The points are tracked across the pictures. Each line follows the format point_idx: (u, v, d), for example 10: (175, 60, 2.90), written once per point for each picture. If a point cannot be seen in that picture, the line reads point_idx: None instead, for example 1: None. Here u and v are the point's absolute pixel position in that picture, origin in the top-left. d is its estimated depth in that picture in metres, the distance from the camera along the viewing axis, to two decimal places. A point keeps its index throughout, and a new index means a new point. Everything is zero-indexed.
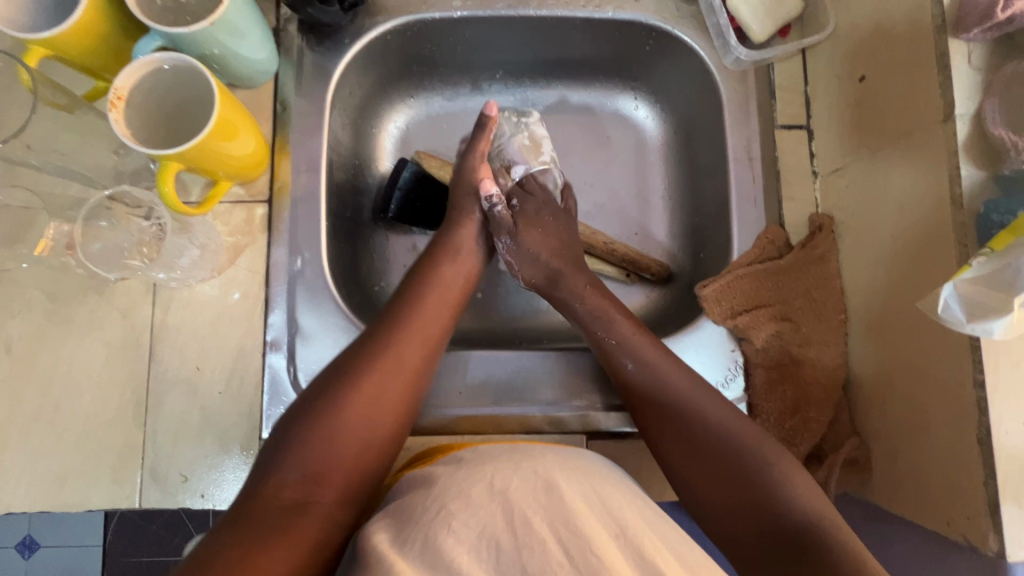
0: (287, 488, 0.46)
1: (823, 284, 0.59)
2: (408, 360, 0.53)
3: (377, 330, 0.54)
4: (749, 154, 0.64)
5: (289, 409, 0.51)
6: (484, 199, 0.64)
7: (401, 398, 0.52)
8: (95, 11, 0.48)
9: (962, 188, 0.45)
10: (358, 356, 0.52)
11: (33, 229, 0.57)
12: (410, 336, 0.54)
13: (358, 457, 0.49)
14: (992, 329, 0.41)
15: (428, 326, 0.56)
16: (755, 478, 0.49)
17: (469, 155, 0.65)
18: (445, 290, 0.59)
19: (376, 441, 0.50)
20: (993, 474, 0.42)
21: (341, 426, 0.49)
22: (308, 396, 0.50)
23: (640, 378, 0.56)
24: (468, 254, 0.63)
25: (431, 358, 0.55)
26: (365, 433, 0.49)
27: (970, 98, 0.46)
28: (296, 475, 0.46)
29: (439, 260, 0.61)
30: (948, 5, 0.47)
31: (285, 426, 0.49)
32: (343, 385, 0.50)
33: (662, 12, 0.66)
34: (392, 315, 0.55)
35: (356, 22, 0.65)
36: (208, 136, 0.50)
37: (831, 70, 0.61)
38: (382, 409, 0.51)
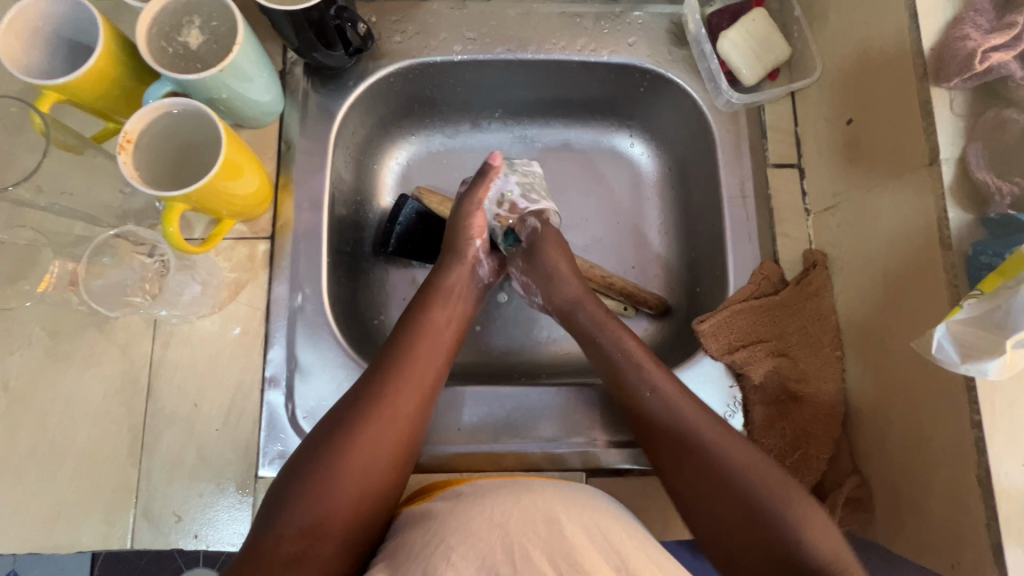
0: (287, 542, 0.46)
1: (819, 320, 0.60)
2: (402, 407, 0.53)
3: (372, 378, 0.54)
4: (742, 192, 0.66)
5: (291, 458, 0.50)
6: (481, 238, 0.66)
7: (397, 448, 0.51)
8: (109, 57, 0.50)
9: (951, 230, 0.46)
10: (356, 406, 0.52)
11: (37, 266, 0.59)
12: (406, 384, 0.54)
13: (356, 508, 0.49)
14: (987, 369, 0.42)
15: (424, 372, 0.56)
16: (768, 512, 0.49)
17: (468, 200, 0.65)
18: (437, 335, 0.59)
19: (373, 491, 0.50)
20: (995, 515, 0.42)
21: (336, 478, 0.48)
22: (306, 448, 0.50)
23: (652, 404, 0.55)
24: (459, 299, 0.63)
25: (427, 404, 0.55)
26: (361, 485, 0.49)
27: (953, 143, 0.47)
28: (294, 530, 0.46)
29: (436, 305, 0.61)
30: (928, 55, 0.49)
31: (285, 479, 0.49)
32: (340, 436, 0.50)
33: (656, 56, 0.69)
34: (388, 362, 0.55)
35: (360, 65, 0.67)
36: (214, 177, 0.51)
37: (820, 112, 0.63)
38: (378, 460, 0.50)
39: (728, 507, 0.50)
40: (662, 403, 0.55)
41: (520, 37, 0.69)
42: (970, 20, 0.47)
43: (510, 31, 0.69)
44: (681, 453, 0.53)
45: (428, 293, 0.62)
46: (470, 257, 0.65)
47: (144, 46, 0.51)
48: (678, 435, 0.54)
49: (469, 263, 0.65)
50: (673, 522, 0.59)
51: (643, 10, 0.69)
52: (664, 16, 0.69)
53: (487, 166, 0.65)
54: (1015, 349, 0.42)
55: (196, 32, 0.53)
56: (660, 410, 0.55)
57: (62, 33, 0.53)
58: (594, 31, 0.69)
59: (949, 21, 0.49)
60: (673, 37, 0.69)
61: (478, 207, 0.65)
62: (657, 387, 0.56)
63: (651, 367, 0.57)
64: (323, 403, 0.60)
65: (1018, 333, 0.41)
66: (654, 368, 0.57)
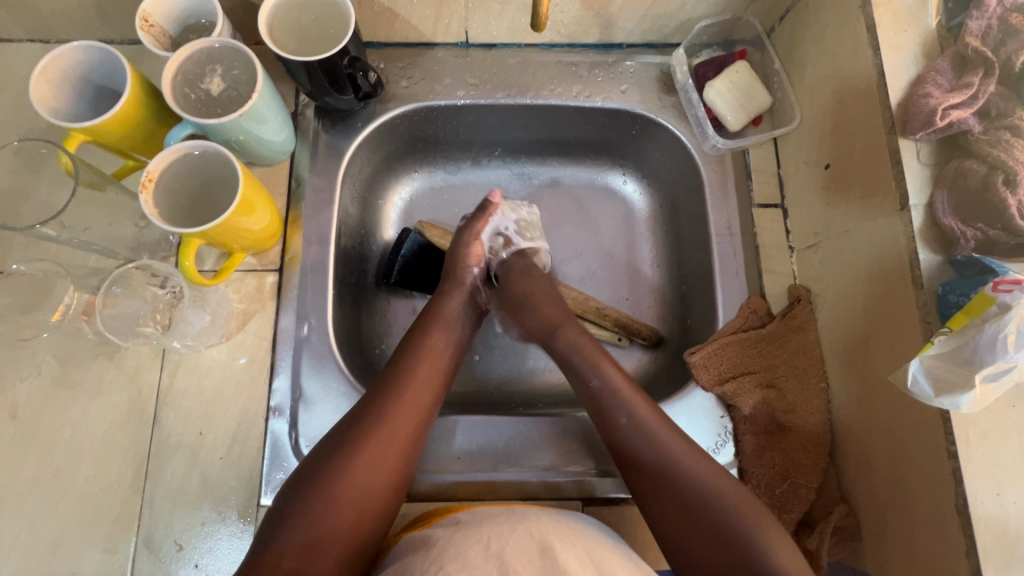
0: (287, 560, 0.46)
1: (804, 352, 0.62)
2: (402, 428, 0.54)
3: (372, 400, 0.55)
4: (729, 231, 0.69)
5: (294, 474, 0.52)
6: (479, 264, 0.70)
7: (396, 468, 0.53)
8: (134, 102, 0.54)
9: (922, 271, 0.50)
10: (357, 427, 0.53)
11: (52, 296, 0.61)
12: (406, 404, 0.55)
13: (355, 525, 0.50)
14: (959, 403, 0.45)
15: (421, 396, 0.57)
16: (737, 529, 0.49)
17: (467, 231, 0.69)
18: (436, 359, 0.60)
19: (369, 511, 0.51)
20: (973, 543, 0.44)
21: (338, 496, 0.49)
22: (305, 469, 0.51)
23: (628, 434, 0.56)
24: (455, 324, 0.65)
25: (424, 427, 0.56)
26: (361, 502, 0.50)
27: (921, 190, 0.51)
28: (295, 547, 0.47)
29: (434, 327, 0.63)
30: (896, 110, 0.53)
31: (283, 500, 0.50)
32: (341, 455, 0.51)
33: (646, 102, 0.73)
34: (388, 384, 0.57)
35: (368, 108, 0.71)
36: (231, 215, 0.54)
37: (800, 156, 0.67)
38: (379, 478, 0.52)
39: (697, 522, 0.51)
40: (637, 429, 0.56)
41: (519, 83, 0.73)
42: (931, 79, 0.51)
43: (510, 77, 0.73)
44: (662, 484, 0.53)
45: (427, 318, 0.64)
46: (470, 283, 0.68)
47: (168, 92, 0.55)
48: (656, 469, 0.54)
49: (467, 289, 0.68)
50: None
51: (634, 60, 0.74)
52: (654, 65, 0.74)
53: (488, 202, 0.70)
54: (984, 384, 0.45)
55: (218, 79, 0.57)
56: (642, 444, 0.55)
57: (89, 77, 0.56)
58: (588, 78, 0.73)
59: (913, 79, 0.54)
60: (662, 85, 0.74)
61: (476, 237, 0.69)
62: (628, 411, 0.58)
63: (626, 391, 0.59)
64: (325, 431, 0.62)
65: (987, 368, 0.44)
66: (630, 393, 0.59)
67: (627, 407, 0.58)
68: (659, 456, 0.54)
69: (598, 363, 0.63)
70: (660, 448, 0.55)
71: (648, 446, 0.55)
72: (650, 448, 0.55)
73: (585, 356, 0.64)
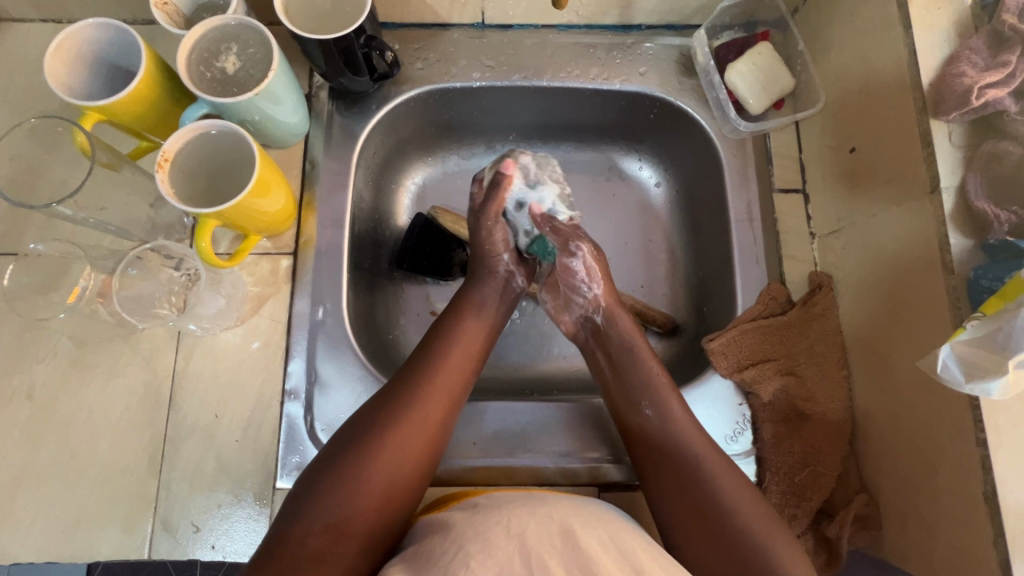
0: (312, 537, 0.46)
1: (825, 339, 0.61)
2: (432, 415, 0.54)
3: (400, 385, 0.55)
4: (749, 216, 0.68)
5: (317, 458, 0.51)
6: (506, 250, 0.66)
7: (422, 452, 0.53)
8: (150, 80, 0.53)
9: (952, 255, 0.49)
10: (387, 411, 0.53)
11: (68, 276, 0.61)
12: (436, 385, 0.56)
13: (381, 510, 0.49)
14: (989, 390, 0.44)
15: (454, 379, 0.57)
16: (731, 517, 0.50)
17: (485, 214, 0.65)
18: (467, 343, 0.60)
19: (396, 492, 0.50)
20: (1002, 532, 0.43)
21: (367, 476, 0.49)
22: (332, 452, 0.51)
23: (654, 425, 0.57)
24: (490, 311, 0.64)
25: (453, 411, 0.56)
26: (390, 483, 0.50)
27: (953, 173, 0.50)
28: (318, 526, 0.47)
29: (466, 314, 0.62)
30: (927, 90, 0.52)
31: (309, 479, 0.50)
32: (371, 439, 0.51)
33: (666, 85, 0.72)
34: (418, 367, 0.57)
35: (383, 90, 0.70)
36: (247, 195, 0.53)
37: (823, 140, 0.66)
38: (406, 460, 0.51)
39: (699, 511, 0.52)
40: (660, 417, 0.57)
41: (536, 65, 0.72)
42: (966, 58, 0.50)
43: (526, 59, 0.72)
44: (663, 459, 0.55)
45: (457, 306, 0.63)
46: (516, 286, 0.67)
47: (184, 72, 0.54)
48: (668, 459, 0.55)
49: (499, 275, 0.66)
50: None
51: (653, 41, 0.73)
52: (674, 47, 0.73)
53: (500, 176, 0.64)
54: (1018, 369, 0.43)
55: (233, 58, 0.56)
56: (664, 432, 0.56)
57: (104, 56, 0.55)
58: (607, 60, 0.72)
59: (946, 58, 0.52)
60: (682, 68, 0.72)
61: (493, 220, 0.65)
62: (650, 396, 0.59)
63: (658, 384, 0.59)
64: (341, 416, 0.61)
65: (1020, 355, 0.43)
66: (659, 384, 0.59)
67: (658, 401, 0.58)
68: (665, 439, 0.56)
69: (640, 355, 0.61)
70: (672, 428, 0.56)
71: (670, 436, 0.56)
72: (664, 435, 0.56)
73: (626, 347, 0.62)
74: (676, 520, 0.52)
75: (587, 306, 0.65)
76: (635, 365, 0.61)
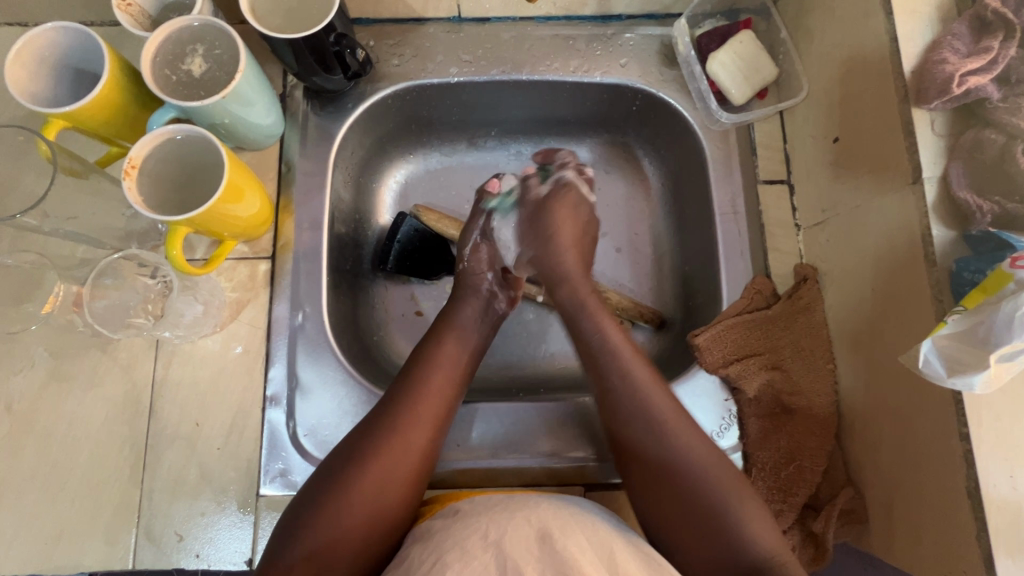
0: (294, 571, 0.46)
1: (810, 333, 0.61)
2: (416, 442, 0.53)
3: (383, 412, 0.54)
4: (734, 209, 0.67)
5: (306, 483, 0.51)
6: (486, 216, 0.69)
7: (409, 479, 0.52)
8: (113, 84, 0.51)
9: (935, 247, 0.48)
10: (368, 438, 0.52)
11: (43, 287, 0.60)
12: (419, 412, 0.54)
13: (366, 538, 0.49)
14: (973, 383, 0.43)
15: (435, 406, 0.55)
16: (699, 497, 0.50)
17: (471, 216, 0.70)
18: (450, 369, 0.58)
19: (382, 519, 0.50)
20: (985, 527, 0.43)
21: (351, 506, 0.48)
22: (317, 480, 0.50)
23: (619, 394, 0.56)
24: (471, 331, 0.63)
25: (439, 436, 0.55)
26: (373, 511, 0.49)
27: (935, 163, 0.49)
28: (300, 558, 0.46)
29: (447, 337, 0.61)
30: (909, 77, 0.50)
31: (297, 508, 0.49)
32: (353, 467, 0.50)
33: (647, 76, 0.70)
34: (400, 393, 0.55)
35: (359, 87, 0.69)
36: (217, 201, 0.52)
37: (807, 130, 0.65)
38: (391, 489, 0.50)
39: (669, 491, 0.51)
40: (627, 387, 0.56)
41: (515, 58, 0.70)
42: (948, 44, 0.49)
43: (505, 53, 0.70)
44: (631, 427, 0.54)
45: (439, 329, 0.62)
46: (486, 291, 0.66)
47: (148, 76, 0.53)
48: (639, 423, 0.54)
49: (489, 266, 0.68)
50: None
51: (634, 32, 0.71)
52: (655, 37, 0.71)
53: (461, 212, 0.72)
54: (1000, 363, 0.43)
55: (199, 60, 0.55)
56: (622, 390, 0.56)
57: (67, 60, 0.54)
58: (586, 52, 0.71)
59: (929, 44, 0.51)
60: (664, 58, 0.71)
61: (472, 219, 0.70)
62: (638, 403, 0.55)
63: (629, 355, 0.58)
64: (324, 421, 0.61)
65: (1001, 348, 0.43)
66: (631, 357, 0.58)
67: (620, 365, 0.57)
68: (662, 440, 0.53)
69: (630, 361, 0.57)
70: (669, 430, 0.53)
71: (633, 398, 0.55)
72: (629, 402, 0.55)
73: (609, 348, 0.59)
74: (664, 523, 0.51)
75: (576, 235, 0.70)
76: (627, 366, 0.57)
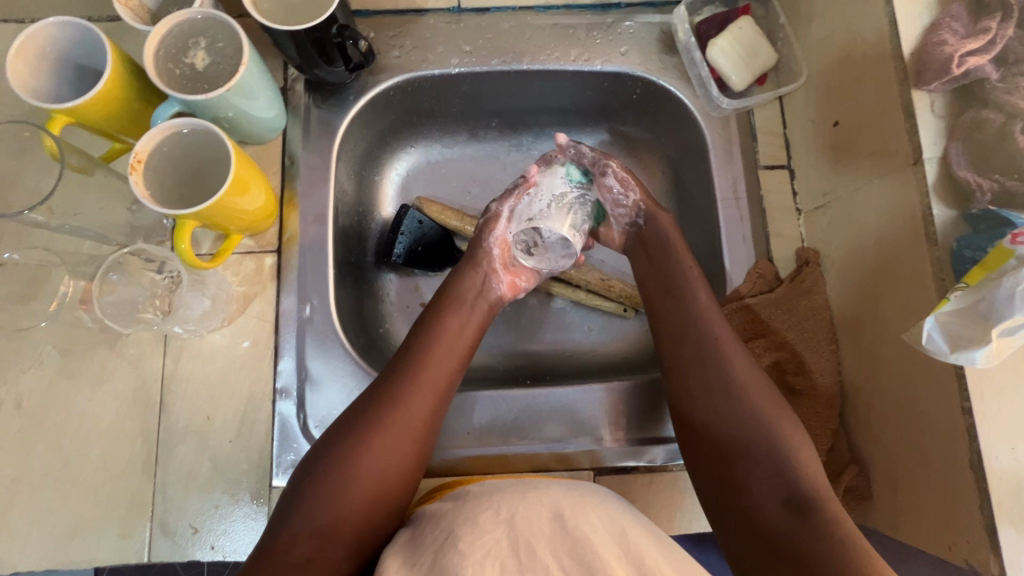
0: (300, 545, 0.47)
1: (813, 315, 0.62)
2: (417, 414, 0.53)
3: (380, 388, 0.54)
4: (735, 194, 0.68)
5: (308, 455, 0.52)
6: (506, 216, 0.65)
7: (411, 451, 0.52)
8: (117, 79, 0.51)
9: (936, 227, 0.49)
10: (370, 411, 0.52)
11: (47, 284, 0.61)
12: (420, 385, 0.54)
13: (369, 510, 0.49)
14: (974, 358, 0.44)
15: (437, 376, 0.56)
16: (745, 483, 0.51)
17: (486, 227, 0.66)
18: (452, 341, 0.59)
19: (384, 491, 0.50)
20: (988, 497, 0.44)
21: (352, 476, 0.49)
22: (321, 452, 0.51)
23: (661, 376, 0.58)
24: (478, 305, 0.63)
25: (440, 407, 0.55)
26: (375, 482, 0.50)
27: (935, 143, 0.50)
28: (304, 533, 0.47)
29: (449, 310, 0.61)
30: (909, 59, 0.51)
31: (299, 480, 0.50)
32: (354, 442, 0.51)
33: (647, 64, 0.71)
34: (402, 367, 0.55)
35: (360, 80, 0.69)
36: (224, 194, 0.52)
37: (807, 115, 0.65)
38: (392, 462, 0.51)
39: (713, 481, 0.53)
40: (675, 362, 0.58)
41: (515, 48, 0.70)
42: (947, 26, 0.49)
43: (505, 43, 0.71)
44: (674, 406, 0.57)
45: (441, 303, 0.62)
46: (490, 263, 0.64)
47: (151, 68, 0.53)
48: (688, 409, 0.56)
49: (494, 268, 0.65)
50: (680, 515, 0.61)
51: (633, 20, 0.71)
52: (654, 25, 0.72)
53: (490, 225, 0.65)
54: (1001, 339, 0.44)
55: (202, 53, 0.55)
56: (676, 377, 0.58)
57: (70, 56, 0.54)
58: (587, 41, 0.71)
59: (927, 25, 0.51)
60: (663, 45, 0.71)
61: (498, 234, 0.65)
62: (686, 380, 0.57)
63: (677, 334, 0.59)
64: (334, 412, 0.62)
65: (1002, 323, 0.43)
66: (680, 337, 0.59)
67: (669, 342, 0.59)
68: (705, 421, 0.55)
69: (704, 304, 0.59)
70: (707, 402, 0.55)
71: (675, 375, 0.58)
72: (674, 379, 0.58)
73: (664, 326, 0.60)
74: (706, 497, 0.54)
75: (629, 213, 0.66)
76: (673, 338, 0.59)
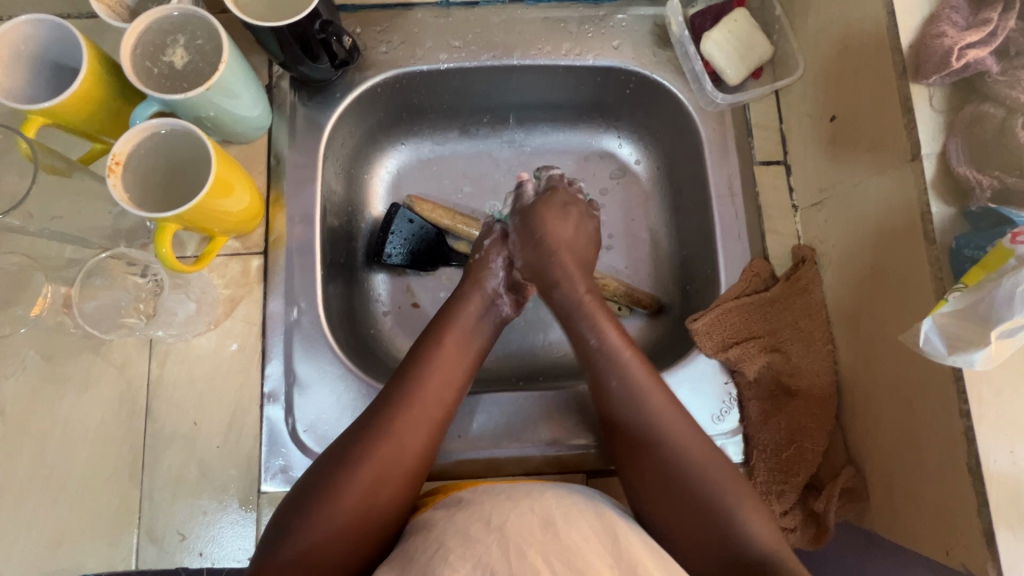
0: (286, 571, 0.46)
1: (810, 314, 0.61)
2: (410, 445, 0.52)
3: (376, 414, 0.53)
4: (730, 191, 0.66)
5: (303, 479, 0.51)
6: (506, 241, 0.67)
7: (402, 482, 0.51)
8: (94, 79, 0.50)
9: (934, 224, 0.47)
10: (363, 439, 0.51)
11: (29, 290, 0.58)
12: (414, 415, 0.53)
13: (356, 539, 0.48)
14: (973, 360, 0.43)
15: (431, 406, 0.55)
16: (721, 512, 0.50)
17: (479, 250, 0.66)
18: (450, 370, 0.57)
19: (369, 521, 0.49)
20: (986, 501, 0.43)
21: (341, 505, 0.48)
22: (314, 476, 0.50)
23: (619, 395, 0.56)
24: (476, 331, 0.62)
25: (435, 438, 0.54)
26: (364, 510, 0.49)
27: (934, 138, 0.48)
28: (291, 559, 0.46)
29: (446, 335, 0.60)
30: (907, 52, 0.49)
31: (291, 504, 0.49)
32: (345, 469, 0.50)
33: (640, 58, 0.69)
34: (398, 394, 0.54)
35: (346, 77, 0.67)
36: (207, 195, 0.51)
37: (803, 109, 0.64)
38: (384, 491, 0.50)
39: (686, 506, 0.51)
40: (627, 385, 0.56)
41: (505, 43, 0.69)
42: (947, 17, 0.48)
43: (495, 37, 0.69)
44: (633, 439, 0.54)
45: (438, 325, 0.61)
46: (490, 287, 0.64)
47: (128, 66, 0.51)
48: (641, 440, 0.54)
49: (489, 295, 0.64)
50: None
51: (626, 12, 0.70)
52: (648, 18, 0.70)
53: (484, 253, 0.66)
54: (1000, 341, 0.43)
55: (181, 51, 0.53)
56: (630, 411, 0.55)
57: (44, 54, 0.52)
58: (579, 35, 0.69)
59: (926, 16, 0.50)
60: (657, 39, 0.69)
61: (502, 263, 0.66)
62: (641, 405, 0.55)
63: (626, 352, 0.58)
64: (323, 416, 0.61)
65: (1002, 324, 0.42)
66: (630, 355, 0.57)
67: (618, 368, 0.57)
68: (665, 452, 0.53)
69: None
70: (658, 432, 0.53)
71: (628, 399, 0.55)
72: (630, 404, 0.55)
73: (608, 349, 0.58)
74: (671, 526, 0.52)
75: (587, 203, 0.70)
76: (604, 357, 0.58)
